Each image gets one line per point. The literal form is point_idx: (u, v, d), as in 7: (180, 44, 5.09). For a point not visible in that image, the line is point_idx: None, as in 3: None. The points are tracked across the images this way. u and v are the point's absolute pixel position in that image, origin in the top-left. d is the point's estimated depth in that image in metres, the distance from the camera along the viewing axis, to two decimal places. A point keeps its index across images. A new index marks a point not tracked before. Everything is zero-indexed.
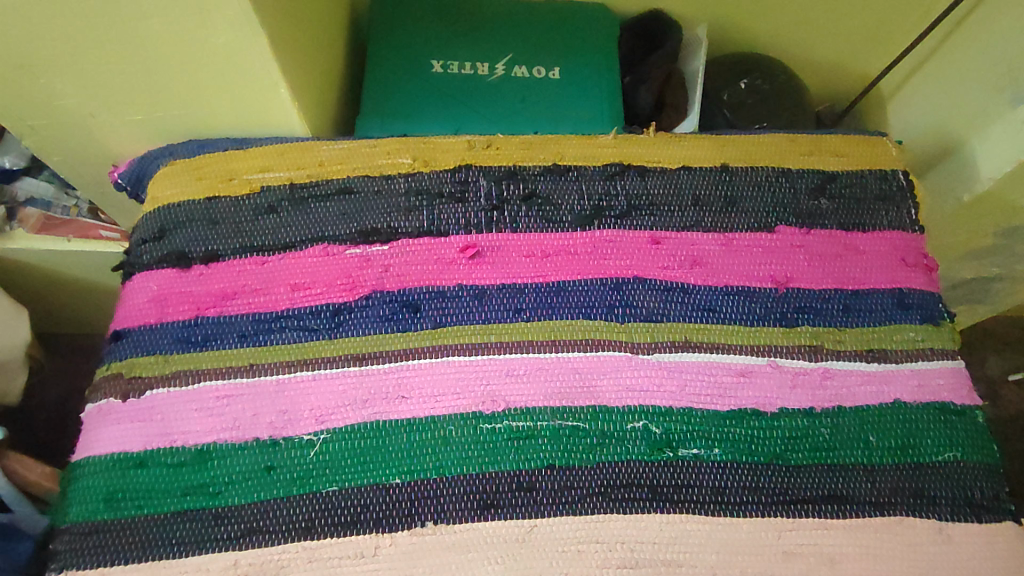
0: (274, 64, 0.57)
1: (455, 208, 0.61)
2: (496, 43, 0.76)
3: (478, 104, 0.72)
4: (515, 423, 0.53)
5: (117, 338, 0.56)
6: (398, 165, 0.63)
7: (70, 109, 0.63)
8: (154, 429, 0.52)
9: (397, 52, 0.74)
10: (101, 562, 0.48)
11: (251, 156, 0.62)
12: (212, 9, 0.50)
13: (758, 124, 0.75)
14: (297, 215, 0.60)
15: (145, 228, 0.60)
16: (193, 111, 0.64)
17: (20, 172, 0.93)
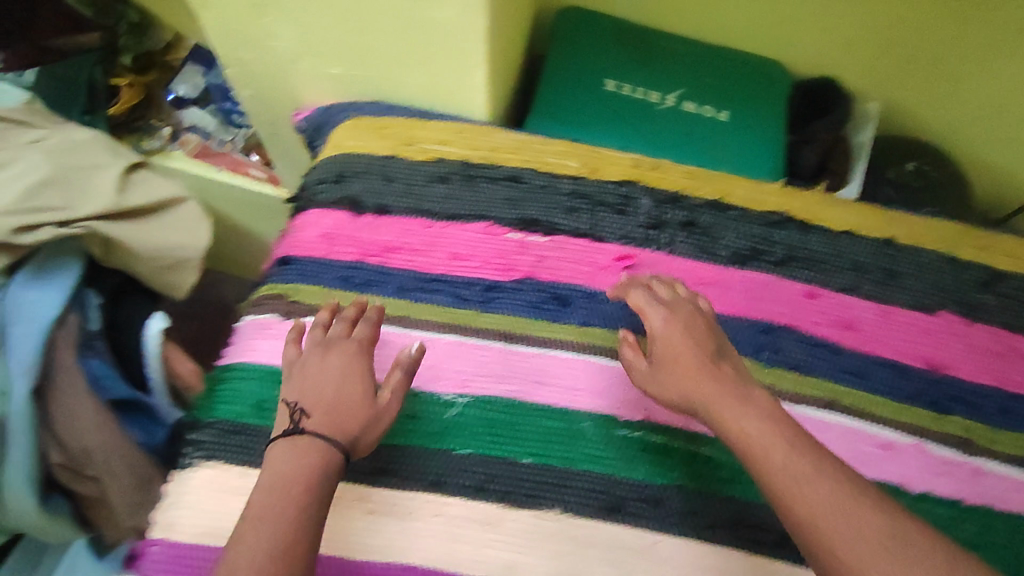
0: (479, 49, 0.59)
1: (615, 219, 0.62)
2: (669, 75, 0.76)
3: (645, 128, 0.73)
4: (651, 436, 0.53)
5: (285, 263, 0.59)
6: (565, 168, 0.64)
7: (278, 53, 0.67)
8: None
9: (574, 61, 0.75)
10: (240, 461, 0.50)
11: (433, 127, 0.65)
12: None
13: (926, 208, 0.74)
14: (465, 190, 0.62)
15: (325, 171, 0.64)
16: (384, 76, 0.66)
17: (189, 103, 1.04)
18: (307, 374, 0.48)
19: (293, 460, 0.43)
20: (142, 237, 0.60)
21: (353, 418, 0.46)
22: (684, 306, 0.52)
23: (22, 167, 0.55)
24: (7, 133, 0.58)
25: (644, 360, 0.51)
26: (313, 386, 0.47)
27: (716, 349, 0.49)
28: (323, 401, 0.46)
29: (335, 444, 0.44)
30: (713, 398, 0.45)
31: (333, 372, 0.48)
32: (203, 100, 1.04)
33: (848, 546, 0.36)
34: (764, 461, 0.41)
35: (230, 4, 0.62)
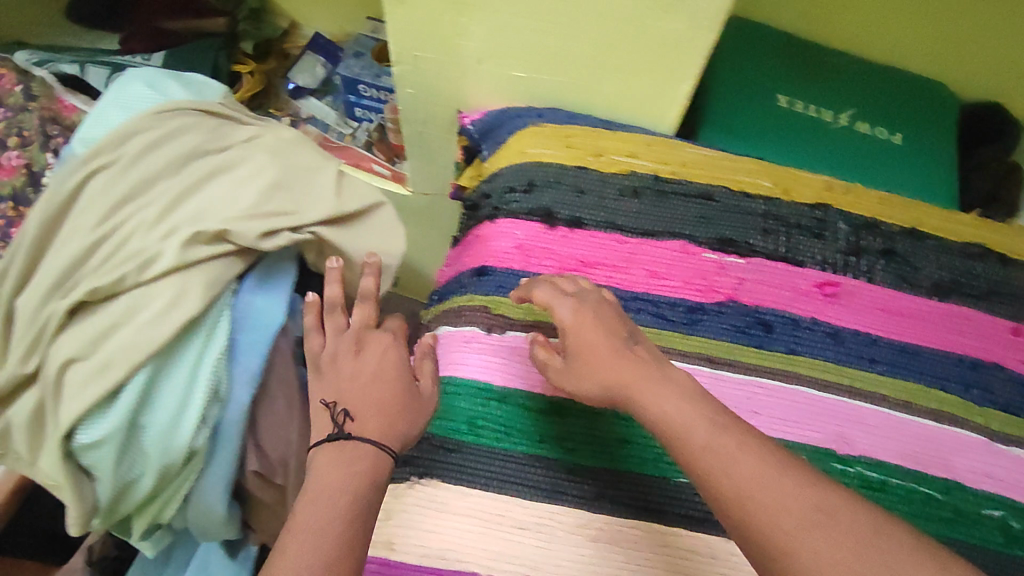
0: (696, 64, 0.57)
1: (812, 243, 0.61)
2: (842, 94, 0.73)
3: (819, 147, 0.71)
4: (869, 472, 0.53)
5: (481, 274, 0.58)
6: (759, 187, 0.63)
7: (465, 49, 0.64)
8: (515, 369, 0.54)
9: (744, 75, 0.73)
10: (461, 480, 0.50)
11: (622, 139, 0.64)
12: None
13: None
14: (658, 206, 0.61)
15: (513, 178, 0.63)
16: (573, 83, 0.64)
17: (307, 93, 1.03)
18: (346, 374, 0.49)
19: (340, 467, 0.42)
20: (349, 243, 0.54)
21: (408, 420, 0.47)
22: (591, 295, 0.49)
23: (246, 168, 0.50)
24: (221, 128, 0.53)
25: (558, 358, 0.49)
26: (349, 384, 0.48)
27: (631, 333, 0.46)
28: (366, 402, 0.47)
29: (386, 449, 0.45)
30: (628, 377, 0.43)
31: (372, 370, 0.49)
32: (322, 90, 1.03)
33: (771, 521, 0.34)
34: (687, 442, 0.38)
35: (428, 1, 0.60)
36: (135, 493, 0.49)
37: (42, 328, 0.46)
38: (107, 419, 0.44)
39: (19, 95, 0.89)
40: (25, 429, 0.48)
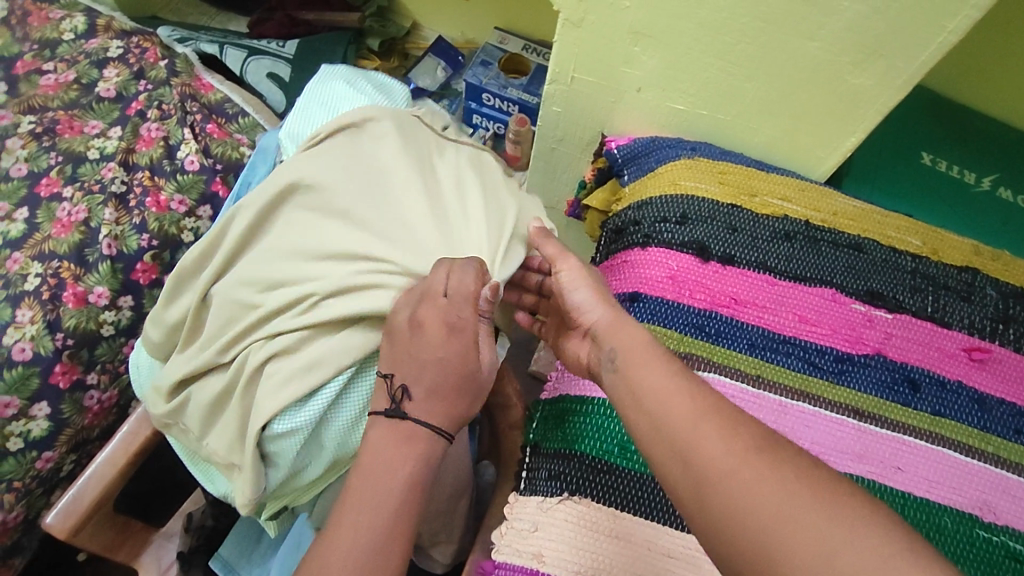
0: (873, 116, 0.61)
1: (962, 305, 0.60)
2: (986, 158, 0.74)
3: (963, 209, 0.71)
4: (1016, 544, 0.50)
5: (632, 300, 0.60)
6: (907, 244, 0.64)
7: (628, 79, 0.67)
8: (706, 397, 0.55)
9: (885, 137, 0.75)
10: (610, 503, 0.51)
11: (775, 183, 0.65)
12: (881, 53, 0.55)
13: None
14: (810, 253, 0.62)
15: (665, 209, 0.64)
16: (735, 121, 0.67)
17: (426, 94, 1.06)
18: (409, 350, 0.45)
19: None
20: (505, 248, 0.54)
21: (458, 408, 0.46)
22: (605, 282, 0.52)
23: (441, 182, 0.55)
24: (416, 139, 0.57)
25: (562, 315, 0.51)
26: (412, 361, 0.45)
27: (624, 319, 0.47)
28: (427, 383, 0.45)
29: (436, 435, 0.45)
30: None
31: (433, 351, 0.45)
32: (439, 93, 1.06)
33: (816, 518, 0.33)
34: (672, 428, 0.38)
35: (606, 29, 0.62)
36: (300, 481, 0.50)
37: (247, 318, 0.49)
38: (303, 413, 0.46)
39: (163, 68, 0.94)
40: (206, 409, 0.50)
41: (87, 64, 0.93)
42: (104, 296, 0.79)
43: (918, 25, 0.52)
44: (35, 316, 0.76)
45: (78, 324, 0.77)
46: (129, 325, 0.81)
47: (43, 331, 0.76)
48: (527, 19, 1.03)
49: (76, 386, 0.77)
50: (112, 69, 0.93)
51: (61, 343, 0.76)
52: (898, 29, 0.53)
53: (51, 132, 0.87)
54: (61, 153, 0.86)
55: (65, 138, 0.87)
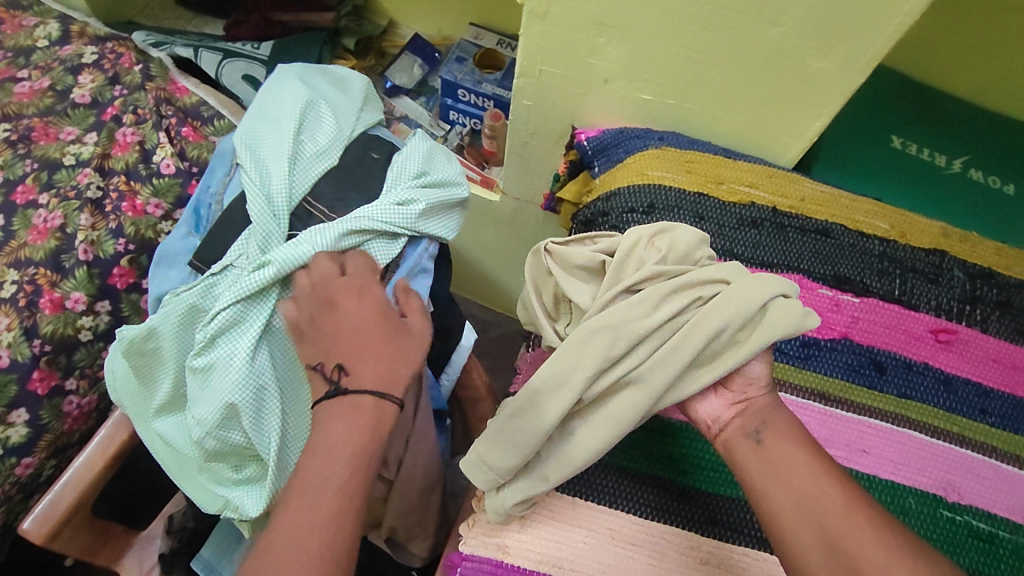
0: (838, 102, 0.61)
1: (929, 287, 0.61)
2: (955, 140, 0.75)
3: (931, 190, 0.72)
4: (979, 523, 0.50)
5: None
6: (876, 227, 0.64)
7: (596, 70, 0.67)
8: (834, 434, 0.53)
9: (857, 118, 0.75)
10: (574, 492, 0.51)
11: (742, 169, 0.65)
12: (841, 37, 0.55)
13: None
14: (777, 239, 0.62)
15: (632, 199, 0.64)
16: (703, 109, 0.67)
17: (403, 92, 1.06)
18: (328, 328, 0.44)
19: (341, 416, 0.41)
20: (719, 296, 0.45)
21: (404, 360, 0.44)
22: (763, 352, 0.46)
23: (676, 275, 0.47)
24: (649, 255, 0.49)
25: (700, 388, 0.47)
26: (331, 340, 0.43)
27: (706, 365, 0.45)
28: (347, 351, 0.43)
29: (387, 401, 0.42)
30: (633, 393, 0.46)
31: (353, 325, 0.44)
32: (416, 91, 1.07)
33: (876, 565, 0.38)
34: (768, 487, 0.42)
35: (570, 19, 0.63)
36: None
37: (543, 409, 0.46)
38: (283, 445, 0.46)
39: (137, 73, 0.94)
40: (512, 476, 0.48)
41: (62, 71, 0.93)
42: (81, 301, 0.80)
43: (876, 8, 0.52)
44: (12, 323, 0.76)
45: (55, 329, 0.77)
46: (107, 329, 0.82)
47: (21, 337, 0.75)
48: (501, 13, 1.04)
49: (55, 391, 0.77)
50: (86, 75, 0.93)
51: (39, 349, 0.76)
52: (858, 13, 0.53)
53: (26, 139, 0.88)
54: (37, 160, 0.86)
55: (40, 145, 0.87)
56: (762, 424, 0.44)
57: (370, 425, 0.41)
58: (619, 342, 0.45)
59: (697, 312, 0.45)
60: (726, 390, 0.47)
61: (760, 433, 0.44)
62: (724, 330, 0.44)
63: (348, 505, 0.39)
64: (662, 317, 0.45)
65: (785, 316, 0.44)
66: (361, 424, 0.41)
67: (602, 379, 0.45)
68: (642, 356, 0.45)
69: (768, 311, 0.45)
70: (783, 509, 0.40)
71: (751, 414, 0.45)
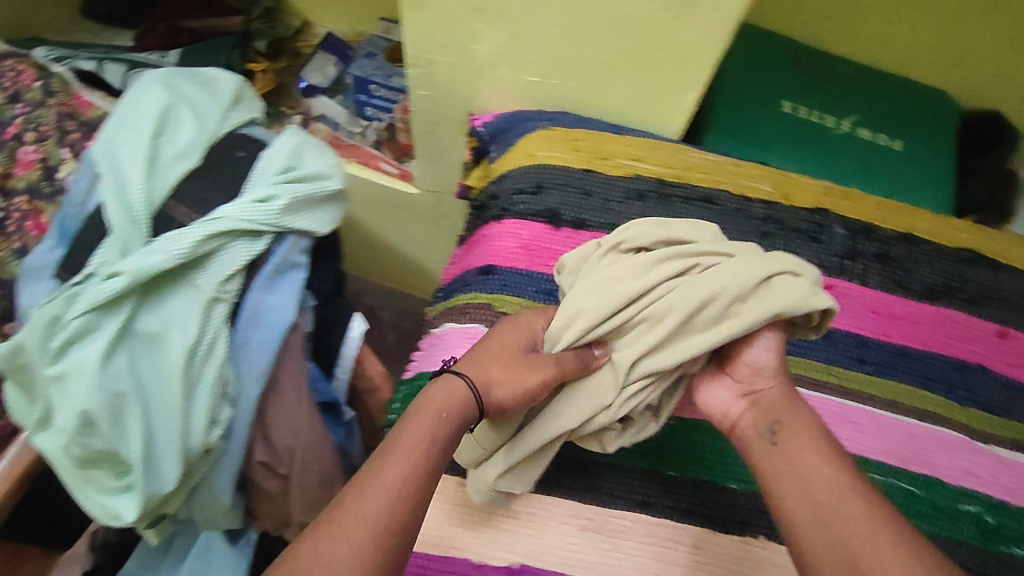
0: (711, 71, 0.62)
1: (811, 246, 0.62)
2: (844, 101, 0.76)
3: (821, 152, 0.73)
4: None
5: (484, 272, 0.60)
6: (760, 191, 0.65)
7: (482, 55, 0.67)
8: None
9: (750, 82, 0.76)
10: None
11: (628, 143, 0.66)
12: (700, 8, 0.56)
13: None
14: (662, 209, 0.63)
15: (520, 180, 0.65)
16: (588, 87, 0.67)
17: (319, 91, 1.05)
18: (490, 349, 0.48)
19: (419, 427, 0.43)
20: (711, 275, 0.46)
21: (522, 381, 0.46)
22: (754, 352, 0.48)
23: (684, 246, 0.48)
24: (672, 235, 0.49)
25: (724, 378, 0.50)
26: (475, 354, 0.47)
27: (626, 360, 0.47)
28: (483, 363, 0.46)
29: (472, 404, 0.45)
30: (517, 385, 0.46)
31: (499, 345, 0.48)
32: (332, 89, 1.05)
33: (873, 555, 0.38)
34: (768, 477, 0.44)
35: (445, 5, 0.63)
36: (205, 499, 0.54)
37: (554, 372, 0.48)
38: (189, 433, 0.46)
39: (37, 90, 0.88)
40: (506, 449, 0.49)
41: None
42: None
43: None
44: None
45: None
46: None
47: None
48: None
49: None
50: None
51: None
52: None
53: None
54: None
55: None
56: (777, 421, 0.46)
57: (429, 432, 0.42)
58: (611, 297, 0.47)
59: (695, 276, 0.46)
60: (734, 380, 0.49)
61: (775, 434, 0.45)
62: (719, 295, 0.45)
63: (395, 510, 0.39)
64: (653, 279, 0.46)
65: (788, 292, 0.44)
66: (426, 432, 0.42)
67: (599, 332, 0.47)
68: (633, 317, 0.47)
69: (768, 282, 0.45)
70: (784, 502, 0.42)
71: (762, 409, 0.47)
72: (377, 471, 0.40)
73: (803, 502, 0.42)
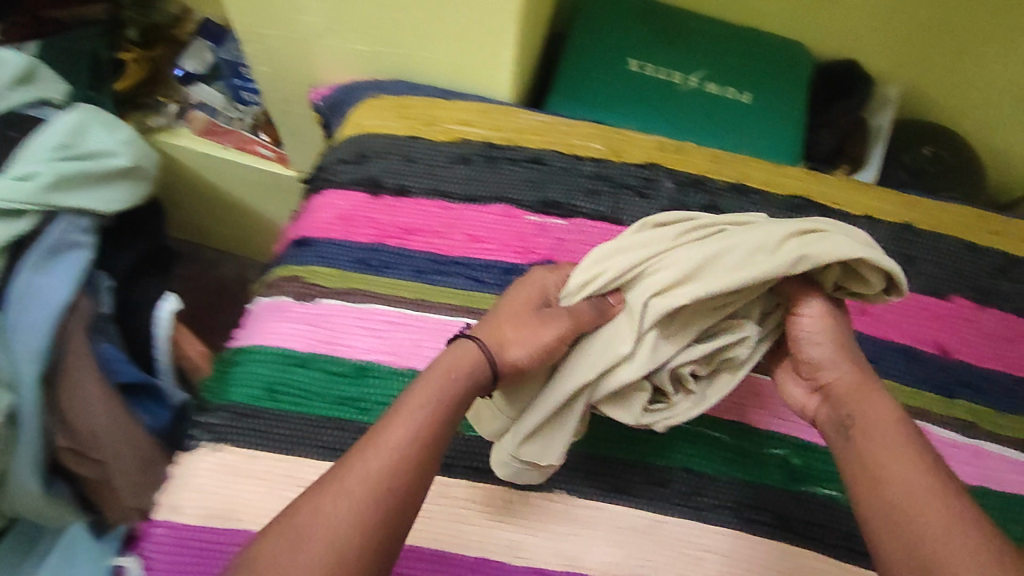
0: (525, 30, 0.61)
1: (638, 202, 0.62)
2: (692, 56, 0.76)
3: (666, 109, 0.73)
4: None
5: (300, 245, 0.60)
6: (589, 149, 0.64)
7: (304, 26, 0.66)
8: None
9: (594, 42, 0.75)
10: (254, 445, 0.52)
11: (456, 108, 0.65)
12: None
13: (949, 193, 0.74)
14: (487, 172, 0.62)
15: (344, 150, 0.64)
16: (414, 53, 0.66)
17: (197, 78, 1.02)
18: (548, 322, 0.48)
19: (425, 393, 0.43)
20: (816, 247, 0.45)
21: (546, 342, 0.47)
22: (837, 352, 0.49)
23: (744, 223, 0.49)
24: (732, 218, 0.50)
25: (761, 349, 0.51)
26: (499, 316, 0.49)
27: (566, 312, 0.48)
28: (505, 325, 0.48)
29: (489, 362, 0.46)
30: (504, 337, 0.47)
31: (522, 303, 0.49)
32: (210, 76, 1.03)
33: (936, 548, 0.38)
34: (871, 473, 0.42)
35: None
36: (14, 486, 0.57)
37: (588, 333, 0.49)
38: None
39: None
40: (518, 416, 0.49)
41: None
42: None
43: None
44: None
45: None
46: None
47: None
48: None
49: None
50: None
51: None
52: None
53: None
54: None
55: None
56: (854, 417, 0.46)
57: (428, 401, 0.43)
58: (628, 253, 0.48)
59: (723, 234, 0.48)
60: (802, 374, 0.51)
61: (849, 426, 0.46)
62: (757, 248, 0.46)
63: (376, 486, 0.39)
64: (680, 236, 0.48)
65: (830, 244, 0.45)
66: (431, 400, 0.43)
67: (617, 280, 0.48)
68: (655, 272, 0.47)
69: (789, 239, 0.46)
70: (874, 508, 0.41)
71: (841, 397, 0.47)
72: (361, 456, 0.40)
73: (880, 504, 0.41)
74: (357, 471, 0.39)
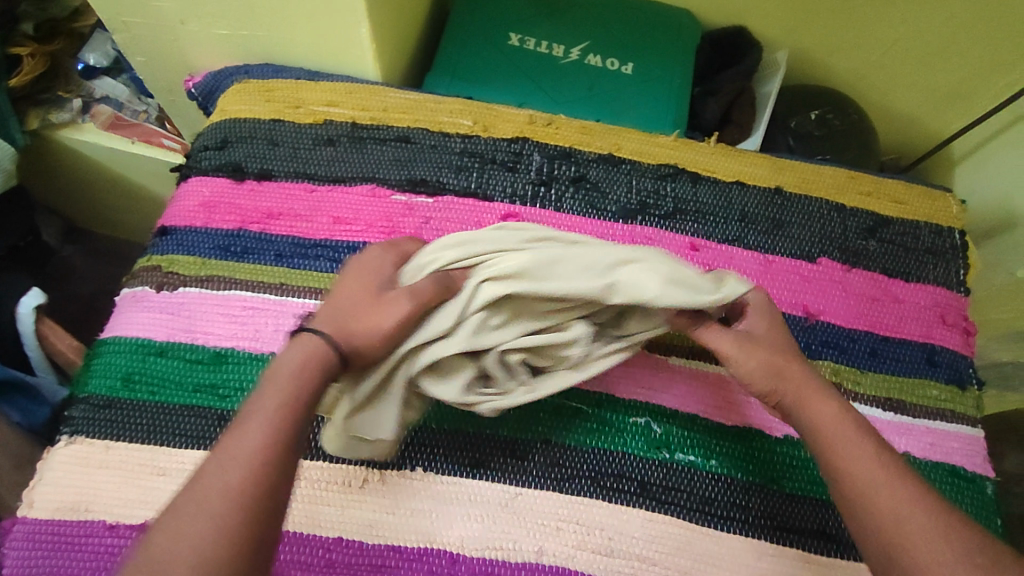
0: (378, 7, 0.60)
1: (506, 176, 0.61)
2: (574, 28, 0.75)
3: (546, 84, 0.72)
4: None
5: (162, 234, 0.60)
6: (458, 126, 0.64)
7: (163, 12, 0.64)
8: None
9: (473, 18, 0.74)
10: (107, 436, 0.52)
11: (321, 89, 0.64)
12: None
13: (834, 156, 0.74)
14: (353, 152, 0.62)
15: (209, 137, 0.63)
16: (277, 35, 0.65)
17: (99, 71, 0.95)
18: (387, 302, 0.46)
19: (286, 383, 0.41)
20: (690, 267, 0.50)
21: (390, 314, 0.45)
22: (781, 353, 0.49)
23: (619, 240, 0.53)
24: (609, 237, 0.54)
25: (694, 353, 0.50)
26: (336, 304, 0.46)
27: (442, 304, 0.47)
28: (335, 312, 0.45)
29: (329, 344, 0.43)
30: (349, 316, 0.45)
31: (351, 293, 0.46)
32: (115, 67, 0.96)
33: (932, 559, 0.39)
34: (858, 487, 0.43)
35: None
36: None
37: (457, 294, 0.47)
38: None
39: None
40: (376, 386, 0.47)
41: None
42: None
43: None
44: None
45: None
46: None
47: None
48: None
49: None
50: None
51: None
52: None
53: None
54: None
55: None
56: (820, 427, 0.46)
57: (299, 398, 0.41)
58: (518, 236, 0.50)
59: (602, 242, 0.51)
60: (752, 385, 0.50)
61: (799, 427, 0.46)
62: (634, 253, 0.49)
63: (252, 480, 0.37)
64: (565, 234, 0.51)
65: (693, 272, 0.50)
66: (290, 390, 0.41)
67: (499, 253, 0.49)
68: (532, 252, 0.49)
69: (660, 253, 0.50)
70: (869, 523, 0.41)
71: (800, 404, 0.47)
72: (223, 455, 0.38)
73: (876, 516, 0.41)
74: (217, 470, 0.37)
